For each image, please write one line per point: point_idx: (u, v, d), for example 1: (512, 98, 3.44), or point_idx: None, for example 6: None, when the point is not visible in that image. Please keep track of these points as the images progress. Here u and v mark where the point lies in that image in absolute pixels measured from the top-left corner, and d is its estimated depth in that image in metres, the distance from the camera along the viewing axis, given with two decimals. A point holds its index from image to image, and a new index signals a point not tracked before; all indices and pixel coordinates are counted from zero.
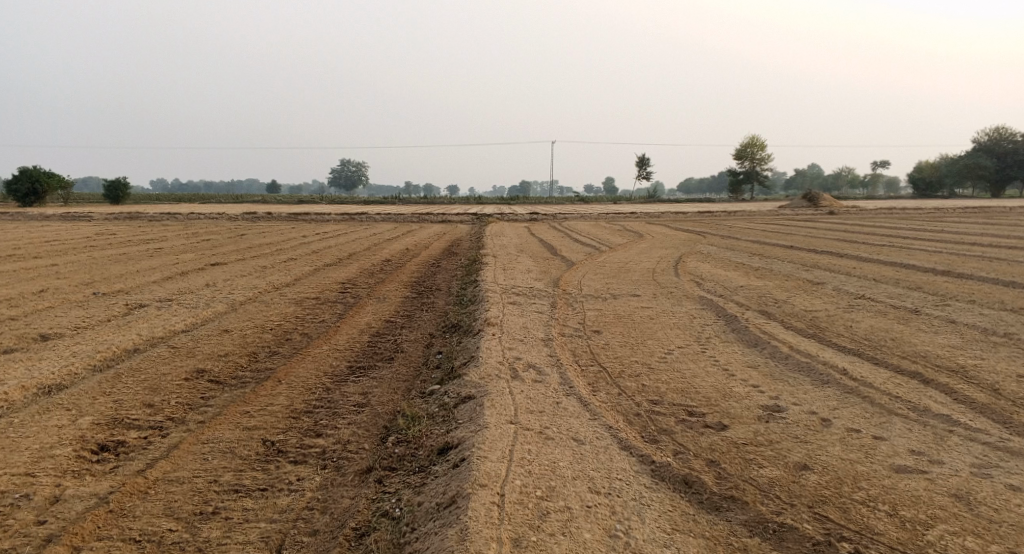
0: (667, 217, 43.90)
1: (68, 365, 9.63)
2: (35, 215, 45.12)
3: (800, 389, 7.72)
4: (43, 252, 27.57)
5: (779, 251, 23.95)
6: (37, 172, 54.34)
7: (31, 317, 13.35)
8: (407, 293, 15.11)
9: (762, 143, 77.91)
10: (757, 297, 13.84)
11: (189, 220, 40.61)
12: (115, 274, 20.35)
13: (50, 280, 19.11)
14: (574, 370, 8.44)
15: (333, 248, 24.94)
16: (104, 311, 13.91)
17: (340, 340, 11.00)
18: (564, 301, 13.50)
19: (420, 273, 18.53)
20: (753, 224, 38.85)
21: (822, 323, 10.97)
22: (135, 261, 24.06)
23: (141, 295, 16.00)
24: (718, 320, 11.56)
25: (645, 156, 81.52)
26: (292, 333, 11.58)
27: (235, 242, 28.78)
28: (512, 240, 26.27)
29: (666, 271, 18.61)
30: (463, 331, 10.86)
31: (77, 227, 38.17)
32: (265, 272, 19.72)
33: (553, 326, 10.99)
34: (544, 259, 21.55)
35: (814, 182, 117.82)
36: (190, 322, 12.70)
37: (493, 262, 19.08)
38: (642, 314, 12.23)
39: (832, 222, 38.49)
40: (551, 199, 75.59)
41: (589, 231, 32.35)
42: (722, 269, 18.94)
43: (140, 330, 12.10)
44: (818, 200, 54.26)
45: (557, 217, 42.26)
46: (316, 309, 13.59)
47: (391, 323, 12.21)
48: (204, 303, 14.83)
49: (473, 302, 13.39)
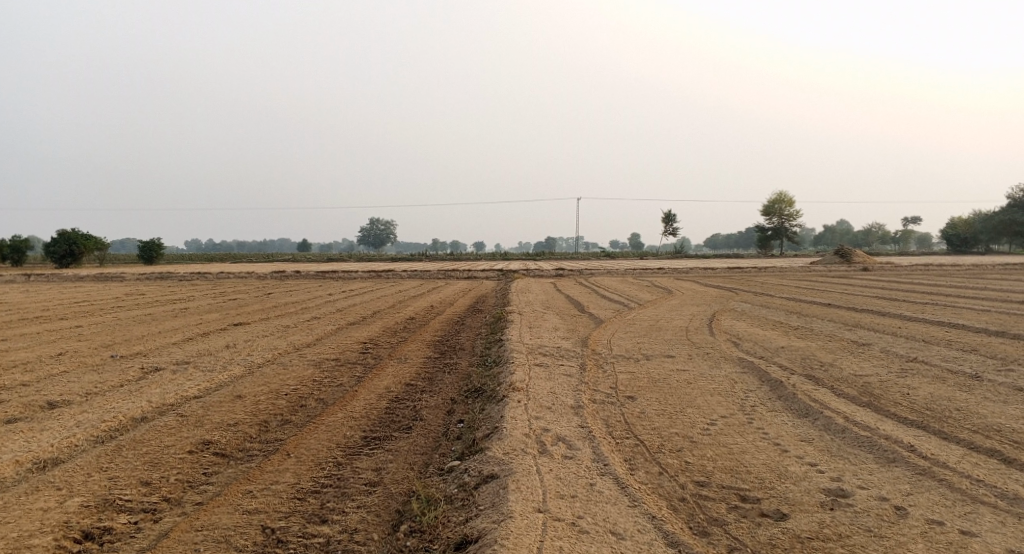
0: (697, 273, 43.08)
1: (70, 437, 9.07)
2: (68, 277, 45.47)
3: (865, 470, 6.91)
4: (69, 314, 27.38)
5: (818, 308, 23.01)
6: (76, 236, 55.25)
7: (44, 382, 12.86)
8: (428, 353, 14.44)
9: (790, 198, 77.36)
10: (801, 360, 12.98)
11: (218, 280, 40.55)
12: (136, 336, 19.91)
13: (71, 342, 18.73)
14: (608, 444, 7.68)
15: (357, 306, 24.44)
16: (118, 375, 13.41)
17: (357, 407, 10.33)
18: (595, 362, 12.74)
19: (443, 331, 17.87)
20: (786, 281, 37.88)
21: (876, 390, 10.12)
22: (158, 322, 23.70)
23: (158, 358, 15.49)
24: (762, 387, 10.73)
25: (672, 213, 81.35)
26: (307, 399, 10.94)
27: (261, 302, 28.44)
28: (538, 297, 25.61)
29: (701, 330, 17.81)
30: (487, 397, 10.13)
31: (106, 288, 38.24)
32: (287, 332, 19.19)
33: (583, 391, 10.24)
34: (571, 316, 20.82)
35: (845, 238, 116.50)
36: (203, 387, 12.11)
37: (519, 320, 18.37)
38: (678, 378, 11.43)
39: (868, 279, 37.42)
40: (577, 255, 75.20)
41: (618, 288, 31.64)
42: (760, 327, 18.13)
43: (151, 396, 11.54)
44: (851, 256, 53.18)
45: (584, 272, 41.52)
46: (334, 372, 12.95)
47: (411, 387, 11.53)
48: (221, 366, 14.26)
49: (497, 363, 12.66)
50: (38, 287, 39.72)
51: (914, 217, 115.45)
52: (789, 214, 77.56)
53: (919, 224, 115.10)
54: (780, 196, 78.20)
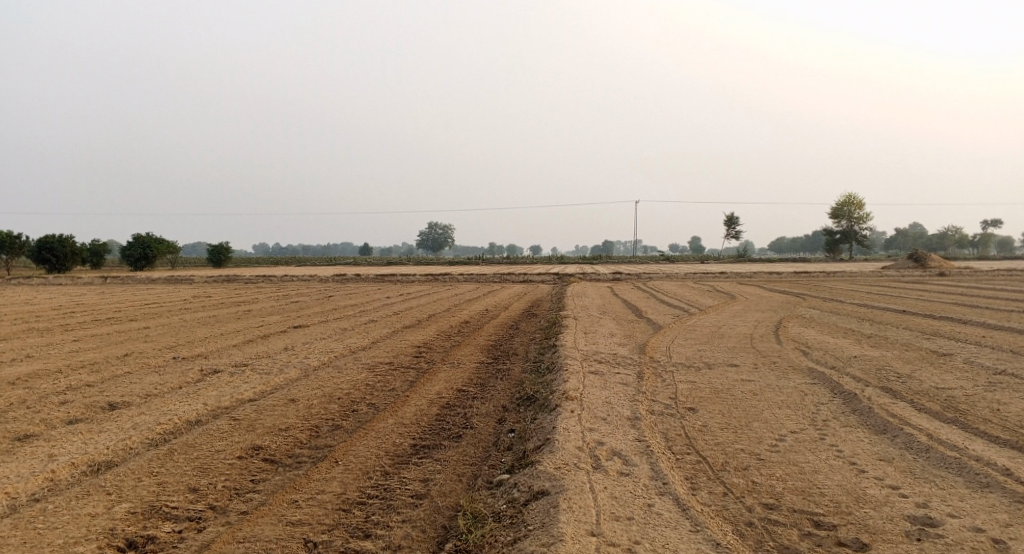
0: (760, 278, 41.96)
1: (124, 439, 9.02)
2: (140, 279, 46.72)
3: (956, 497, 6.36)
4: (138, 315, 27.95)
5: (891, 316, 22.00)
6: (150, 240, 56.91)
7: (106, 383, 12.97)
8: (483, 359, 14.14)
9: (860, 201, 75.14)
10: (875, 371, 12.29)
11: (282, 282, 41.16)
12: (199, 338, 20.12)
13: (136, 343, 19.00)
14: (668, 460, 7.24)
15: (415, 309, 24.35)
16: (177, 377, 13.44)
17: (407, 413, 10.09)
18: (654, 371, 12.26)
19: (498, 335, 17.56)
20: (855, 286, 36.60)
21: (961, 405, 9.45)
22: (222, 324, 23.96)
23: (217, 360, 15.54)
24: (834, 400, 10.13)
25: (734, 215, 79.77)
26: (358, 404, 10.73)
27: (321, 304, 28.60)
28: (596, 301, 25.13)
29: (767, 337, 17.12)
30: (540, 405, 9.78)
31: (175, 291, 39.10)
32: (345, 335, 19.13)
33: (641, 401, 9.79)
34: (630, 321, 20.31)
35: (918, 242, 112.46)
36: (258, 391, 12.03)
37: (576, 325, 17.96)
38: (742, 389, 10.88)
39: (945, 285, 35.87)
40: (637, 258, 74.21)
41: (679, 292, 30.92)
42: (830, 335, 17.37)
43: (206, 398, 11.48)
44: (925, 261, 51.19)
45: (643, 277, 40.81)
46: (388, 376, 12.75)
47: (463, 393, 11.22)
48: (278, 369, 14.20)
49: (551, 370, 12.28)
50: (111, 289, 40.87)
51: (992, 221, 111.09)
52: (858, 218, 75.27)
53: (997, 227, 110.61)
54: (848, 199, 75.98)
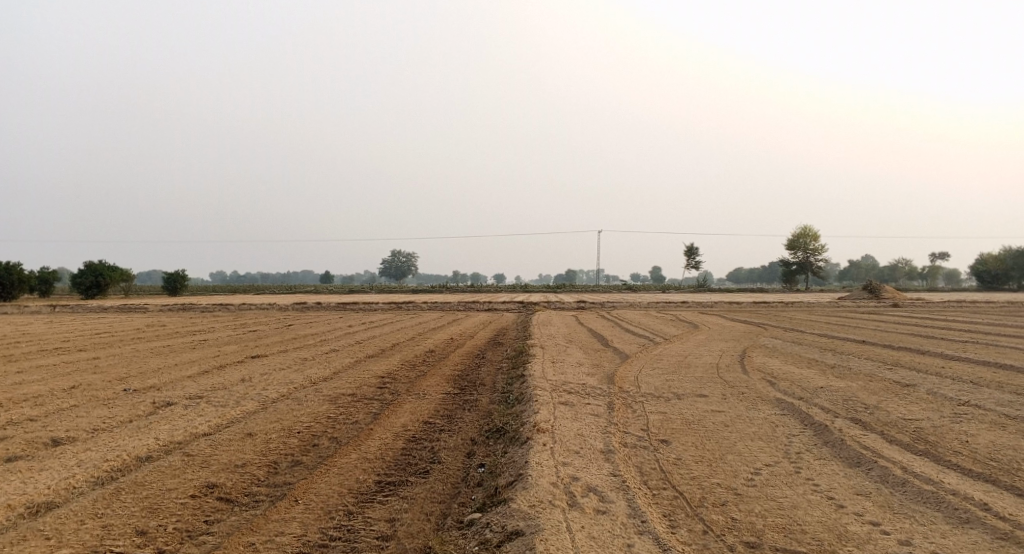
0: (721, 308, 42.22)
1: (69, 478, 8.54)
2: (92, 308, 45.45)
3: (938, 534, 6.25)
4: (88, 345, 27.05)
5: (853, 346, 22.14)
6: (103, 267, 55.54)
7: (52, 417, 12.38)
8: (448, 389, 13.80)
9: (815, 233, 76.39)
10: (843, 402, 12.21)
11: (240, 311, 40.35)
12: (151, 368, 19.46)
13: (86, 374, 18.31)
14: (645, 496, 7.04)
15: (377, 338, 23.91)
16: (128, 410, 12.90)
17: (372, 447, 9.73)
18: (624, 401, 12.04)
19: (463, 365, 17.23)
20: (815, 316, 36.96)
21: (931, 436, 9.40)
22: (176, 354, 23.25)
23: (171, 392, 14.98)
24: (806, 431, 10.00)
25: (694, 246, 80.59)
26: (320, 438, 10.35)
27: (280, 334, 27.98)
28: (560, 330, 24.94)
29: (733, 367, 17.05)
30: (510, 438, 9.50)
31: (128, 320, 38.03)
32: (304, 365, 18.64)
33: (613, 434, 9.57)
34: (595, 350, 20.14)
35: (872, 273, 114.64)
36: (214, 424, 11.56)
37: (541, 355, 17.72)
38: (713, 420, 10.71)
39: (901, 316, 36.39)
40: (598, 287, 74.45)
41: (642, 321, 30.90)
42: (795, 365, 17.38)
43: (158, 433, 10.99)
44: (880, 292, 52.06)
45: (605, 306, 40.80)
46: (350, 408, 12.37)
47: (430, 425, 10.89)
48: (234, 401, 13.71)
49: (520, 401, 12.01)
50: (61, 318, 39.67)
51: (942, 252, 113.77)
52: (813, 249, 76.48)
53: (947, 260, 113.24)
54: (805, 230, 77.19)
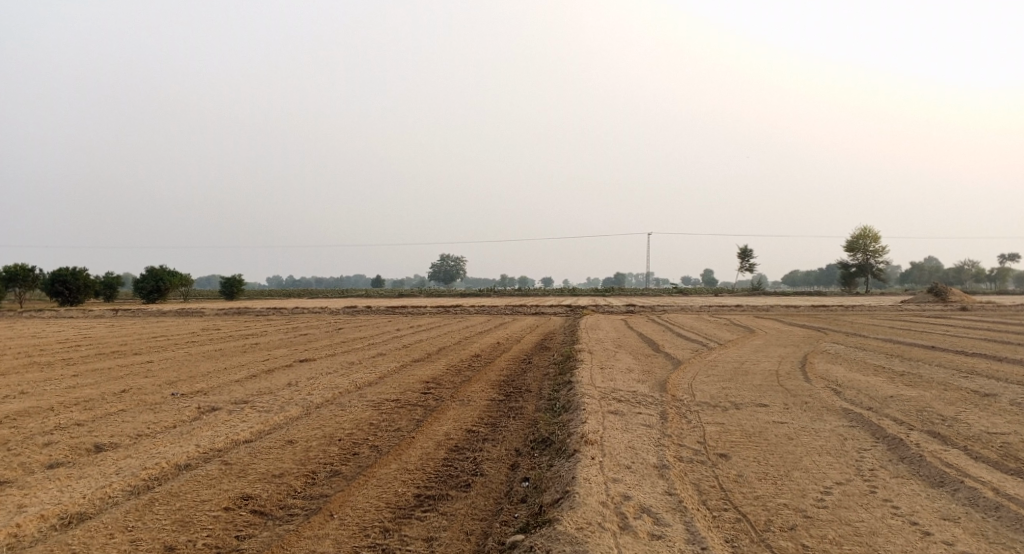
0: (778, 312, 41.00)
1: (103, 487, 8.28)
2: (151, 312, 46.25)
3: None
4: (142, 349, 27.27)
5: (921, 352, 21.08)
6: (163, 273, 56.62)
7: (97, 422, 12.24)
8: (494, 396, 13.32)
9: (875, 234, 74.17)
10: (916, 414, 11.43)
11: (292, 315, 40.55)
12: (200, 372, 19.37)
13: (136, 378, 18.28)
14: (703, 520, 6.51)
15: (424, 342, 23.59)
16: (172, 416, 12.71)
17: (412, 457, 9.29)
18: (679, 411, 11.42)
19: (511, 370, 16.75)
20: (878, 321, 35.62)
21: (1020, 453, 8.64)
22: (226, 358, 23.26)
23: (217, 397, 14.78)
24: (878, 445, 9.32)
25: (748, 248, 78.97)
26: (359, 447, 9.95)
27: (329, 338, 27.86)
28: (611, 335, 24.31)
29: (794, 374, 16.26)
30: (556, 450, 8.98)
31: (185, 323, 38.53)
32: (351, 370, 18.37)
33: (668, 446, 8.96)
34: (647, 356, 19.48)
35: (934, 275, 111.01)
36: (255, 431, 11.27)
37: (591, 360, 17.17)
38: (776, 433, 10.05)
39: (971, 320, 34.84)
40: (649, 290, 73.38)
41: (696, 326, 30.07)
42: (861, 372, 16.53)
43: (199, 440, 10.72)
44: (946, 295, 50.09)
45: (657, 309, 39.95)
46: (393, 415, 11.97)
47: (473, 434, 10.43)
48: (279, 406, 13.43)
49: (567, 410, 11.47)
50: (120, 322, 40.37)
51: (1010, 254, 109.66)
52: (873, 251, 74.28)
53: (1015, 262, 109.03)
54: (864, 232, 75.03)
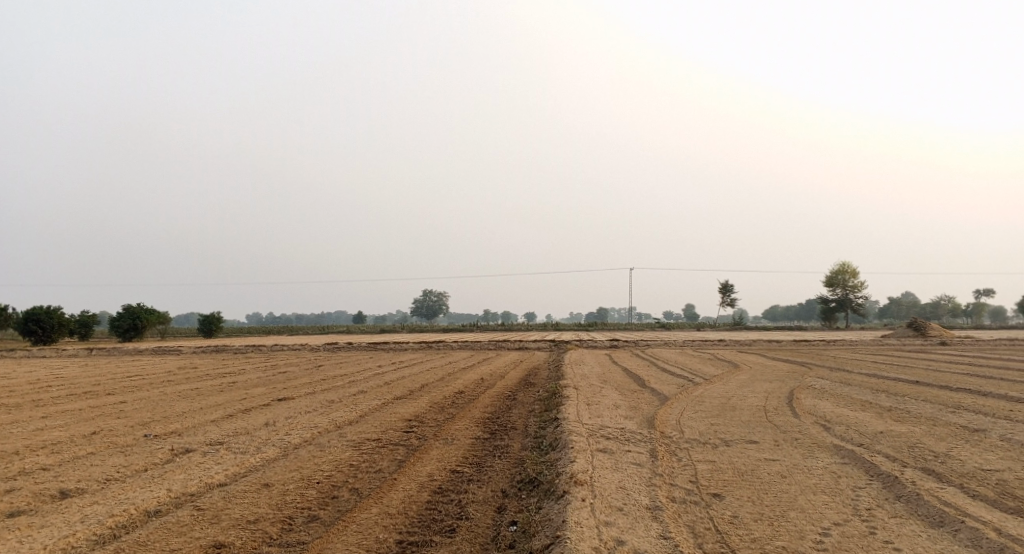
0: (761, 346, 40.91)
1: (67, 537, 7.88)
2: (127, 350, 45.41)
3: None
4: (116, 388, 26.63)
5: (906, 387, 20.97)
6: (140, 310, 55.78)
7: (65, 466, 11.79)
8: (478, 434, 13.00)
9: (854, 269, 74.68)
10: (908, 450, 11.24)
11: (271, 352, 39.94)
12: (175, 413, 18.86)
13: (108, 420, 17.75)
14: None
15: (406, 379, 23.20)
16: (144, 458, 12.27)
17: (394, 500, 8.94)
18: (668, 449, 11.15)
19: (495, 407, 16.41)
20: (861, 355, 35.61)
21: (1017, 490, 8.46)
22: (202, 397, 22.71)
23: (191, 438, 14.33)
24: (873, 483, 9.09)
25: (729, 284, 79.31)
26: (340, 489, 9.60)
27: (309, 375, 27.38)
28: (595, 371, 24.03)
29: (781, 409, 16.06)
30: (544, 491, 8.67)
31: (161, 362, 37.80)
32: (331, 408, 17.95)
33: (659, 486, 8.70)
34: (632, 392, 19.23)
35: (913, 310, 111.91)
36: (230, 474, 10.87)
37: (576, 396, 16.88)
38: (768, 471, 9.80)
39: (952, 354, 34.89)
40: (631, 325, 73.35)
41: (680, 361, 29.88)
42: (848, 407, 16.36)
43: (171, 483, 10.32)
44: (925, 329, 50.33)
45: (641, 344, 39.76)
46: (374, 456, 11.62)
47: (458, 475, 10.11)
48: (255, 448, 13.01)
49: (554, 448, 11.18)
50: (94, 361, 39.58)
51: (986, 288, 110.86)
52: (852, 286, 74.73)
53: (991, 296, 110.11)
54: (843, 267, 75.62)
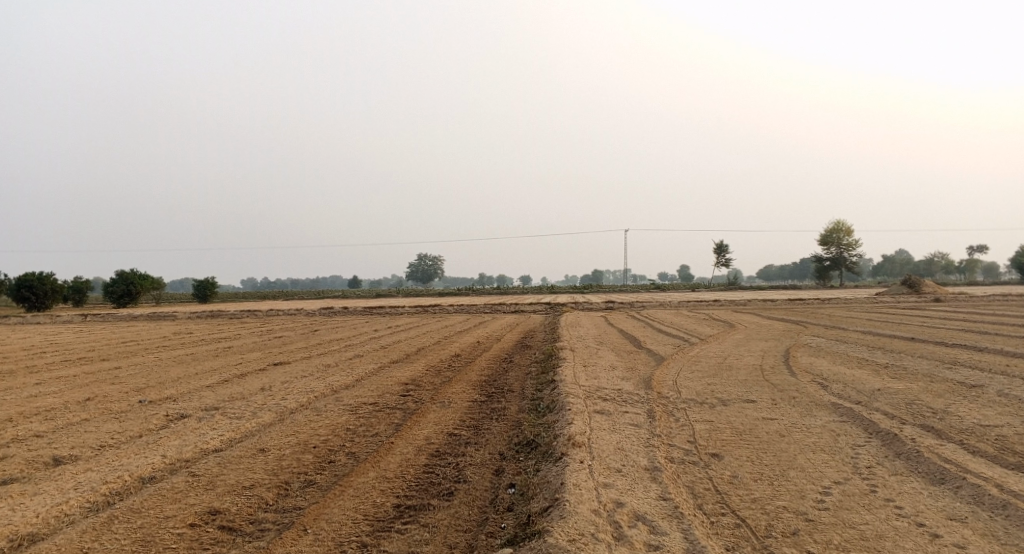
0: (756, 305, 40.92)
1: (60, 504, 7.81)
2: (122, 316, 45.26)
3: None
4: (111, 354, 26.52)
5: (902, 344, 20.95)
6: (134, 276, 55.54)
7: (59, 433, 11.69)
8: (475, 397, 12.93)
9: (849, 228, 74.60)
10: (907, 407, 11.20)
11: (267, 317, 39.82)
12: (170, 378, 18.77)
13: (103, 386, 17.64)
14: (701, 527, 6.42)
15: (402, 342, 23.12)
16: (139, 424, 12.18)
17: (391, 464, 8.86)
18: (665, 409, 11.09)
19: (491, 370, 16.34)
20: (856, 313, 35.65)
21: (1017, 446, 8.42)
22: (197, 363, 22.61)
23: (186, 404, 14.23)
24: (872, 441, 9.05)
25: (724, 243, 79.25)
26: (336, 454, 9.53)
27: (304, 340, 27.29)
28: (590, 332, 23.99)
29: (778, 368, 16.02)
30: (542, 454, 8.59)
31: (156, 328, 37.67)
32: (327, 372, 17.87)
33: (658, 447, 8.64)
34: (628, 352, 19.18)
35: (906, 268, 112.09)
36: (226, 440, 10.79)
37: (573, 358, 16.82)
38: (766, 430, 9.75)
39: (947, 310, 34.93)
40: (626, 286, 73.41)
41: (676, 321, 29.85)
42: (845, 365, 16.33)
43: (165, 450, 10.23)
44: (920, 286, 50.38)
45: (636, 305, 39.74)
46: (371, 420, 11.54)
47: (455, 438, 10.04)
48: (251, 412, 12.93)
49: (552, 410, 11.10)
50: (88, 327, 39.44)
51: (980, 245, 111.00)
52: (846, 244, 74.72)
53: (985, 253, 110.41)
54: (837, 226, 75.50)
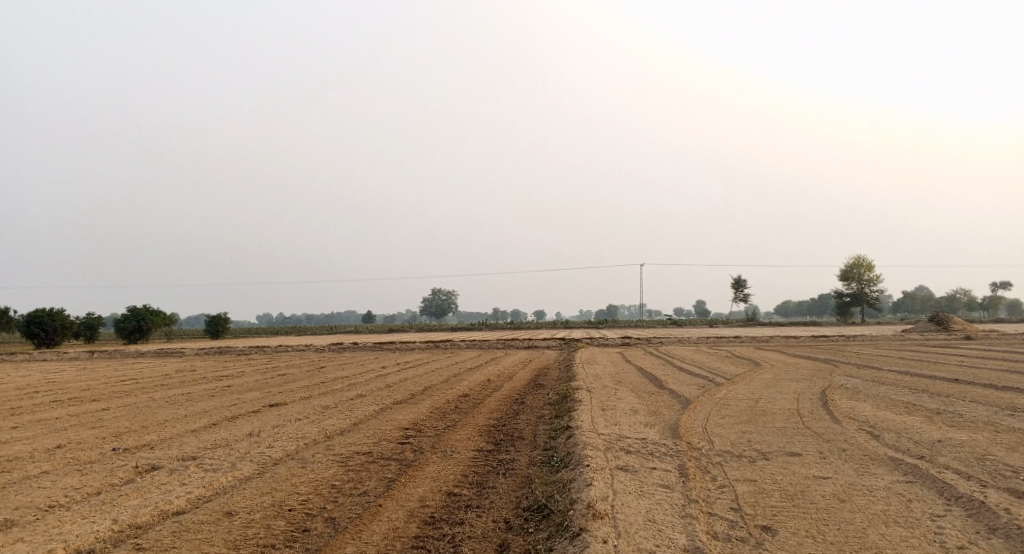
0: (780, 342, 39.11)
1: None
2: (127, 353, 44.06)
3: None
4: (104, 394, 25.13)
5: (947, 386, 19.24)
6: (145, 312, 54.44)
7: (9, 489, 10.30)
8: (481, 445, 11.47)
9: (869, 263, 72.72)
10: (980, 463, 9.65)
11: (274, 354, 38.43)
12: (155, 421, 17.37)
13: (82, 430, 16.26)
14: None
15: (408, 381, 21.60)
16: (102, 478, 10.78)
17: (375, 535, 7.40)
18: (699, 465, 9.59)
19: (500, 413, 14.84)
20: (887, 351, 33.86)
21: None
22: (189, 404, 21.20)
23: (162, 452, 12.82)
24: (953, 509, 7.53)
25: (742, 279, 77.93)
26: (314, 520, 8.07)
27: (307, 378, 25.88)
28: (608, 370, 22.41)
29: (817, 413, 14.41)
30: (556, 526, 7.16)
31: (159, 364, 36.41)
32: (322, 415, 16.42)
33: (698, 516, 7.17)
34: (649, 394, 17.65)
35: (928, 304, 109.55)
36: (193, 499, 9.36)
37: (589, 400, 15.31)
38: (821, 493, 8.22)
39: (983, 348, 33.07)
40: (642, 322, 71.57)
41: (698, 359, 28.23)
42: (891, 410, 14.70)
43: (118, 512, 8.81)
44: (948, 323, 48.42)
45: (653, 341, 38.17)
46: (361, 474, 10.09)
47: (455, 499, 8.59)
48: (230, 463, 11.51)
49: (567, 465, 9.63)
50: (89, 364, 38.18)
51: (1003, 283, 108.41)
52: (867, 279, 72.72)
53: (1009, 289, 107.65)
54: (858, 260, 73.77)
